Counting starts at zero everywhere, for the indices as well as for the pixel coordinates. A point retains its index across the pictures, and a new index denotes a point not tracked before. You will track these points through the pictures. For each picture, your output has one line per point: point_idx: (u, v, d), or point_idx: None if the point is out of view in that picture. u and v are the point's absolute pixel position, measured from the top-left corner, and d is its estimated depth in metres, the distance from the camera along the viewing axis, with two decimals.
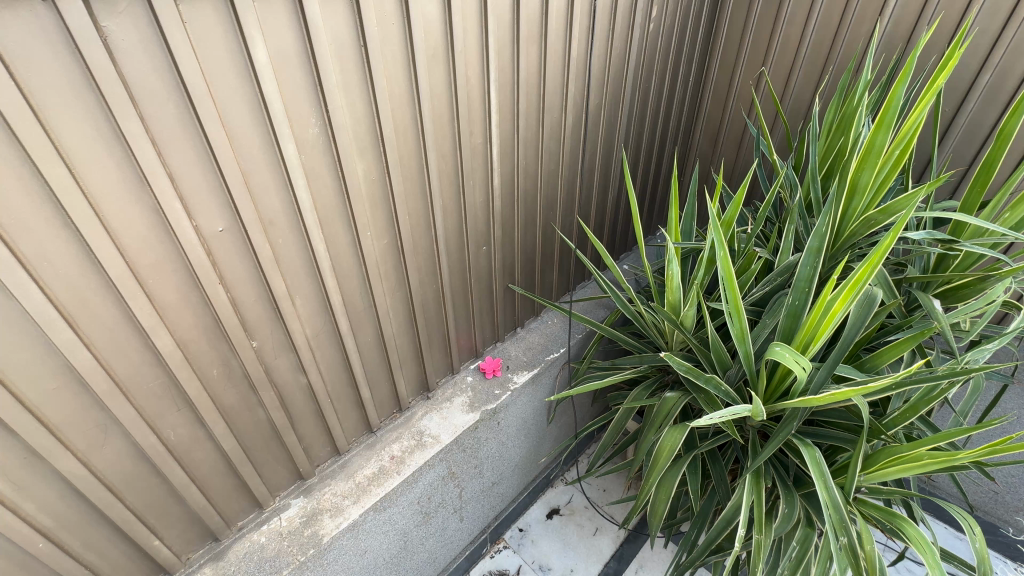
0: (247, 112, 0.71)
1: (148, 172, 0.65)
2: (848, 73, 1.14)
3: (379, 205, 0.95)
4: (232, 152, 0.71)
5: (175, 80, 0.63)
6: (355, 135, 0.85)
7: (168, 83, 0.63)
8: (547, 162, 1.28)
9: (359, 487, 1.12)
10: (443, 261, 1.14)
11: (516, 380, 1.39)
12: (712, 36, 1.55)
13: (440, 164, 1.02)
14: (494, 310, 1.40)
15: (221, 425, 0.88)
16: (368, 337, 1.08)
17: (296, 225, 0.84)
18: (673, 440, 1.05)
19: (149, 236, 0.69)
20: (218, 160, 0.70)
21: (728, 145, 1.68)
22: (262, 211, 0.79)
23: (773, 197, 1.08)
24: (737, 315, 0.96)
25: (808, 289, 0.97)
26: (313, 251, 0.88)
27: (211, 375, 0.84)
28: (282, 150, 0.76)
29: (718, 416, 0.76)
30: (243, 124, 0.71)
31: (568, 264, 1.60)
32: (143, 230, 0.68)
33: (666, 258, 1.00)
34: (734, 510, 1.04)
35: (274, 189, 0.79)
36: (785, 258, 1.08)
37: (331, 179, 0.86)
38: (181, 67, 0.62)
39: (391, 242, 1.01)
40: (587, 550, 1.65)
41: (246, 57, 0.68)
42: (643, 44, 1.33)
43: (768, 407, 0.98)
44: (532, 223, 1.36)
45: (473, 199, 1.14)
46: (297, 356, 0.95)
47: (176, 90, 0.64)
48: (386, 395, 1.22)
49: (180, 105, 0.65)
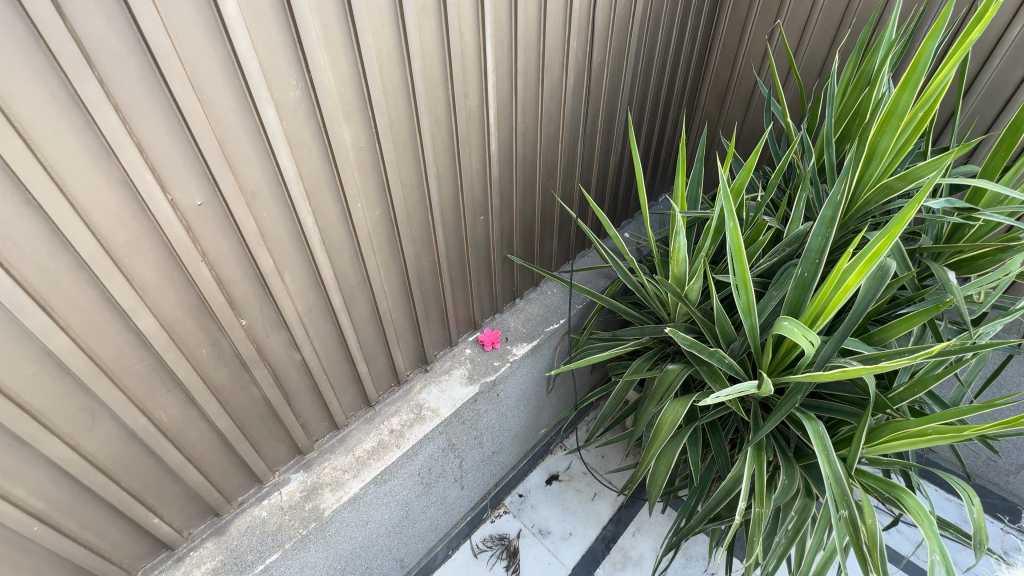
0: (220, 73, 0.65)
1: (114, 142, 0.60)
2: (870, 25, 1.06)
3: (369, 174, 0.90)
4: (205, 119, 0.66)
5: (135, 38, 0.57)
6: (341, 99, 0.79)
7: (128, 40, 0.56)
8: (547, 126, 1.21)
9: (359, 461, 1.12)
10: (439, 232, 1.10)
11: (516, 352, 1.37)
12: None
13: (434, 129, 0.96)
14: (493, 281, 1.37)
15: (214, 405, 0.86)
16: (363, 312, 1.05)
17: (281, 197, 0.79)
18: (675, 413, 1.04)
19: (121, 212, 0.64)
20: (191, 128, 0.64)
21: (737, 104, 1.59)
22: (244, 182, 0.74)
23: (786, 163, 1.03)
24: (744, 287, 0.93)
25: (818, 260, 0.93)
26: (301, 225, 0.83)
27: (200, 355, 0.81)
28: (262, 115, 0.70)
29: (725, 395, 0.74)
30: (216, 87, 0.65)
31: (568, 232, 1.55)
32: (113, 205, 0.63)
33: (673, 229, 0.95)
34: (734, 481, 1.05)
35: (255, 158, 0.73)
36: (795, 228, 1.04)
37: (317, 147, 0.80)
38: (140, 21, 0.56)
39: (385, 213, 0.97)
40: (585, 514, 1.69)
41: (215, 11, 0.61)
42: None
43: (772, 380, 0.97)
44: (531, 191, 1.31)
45: (470, 167, 1.08)
46: (290, 333, 0.92)
47: (138, 49, 0.57)
48: (383, 369, 1.19)
49: (143, 67, 0.59)
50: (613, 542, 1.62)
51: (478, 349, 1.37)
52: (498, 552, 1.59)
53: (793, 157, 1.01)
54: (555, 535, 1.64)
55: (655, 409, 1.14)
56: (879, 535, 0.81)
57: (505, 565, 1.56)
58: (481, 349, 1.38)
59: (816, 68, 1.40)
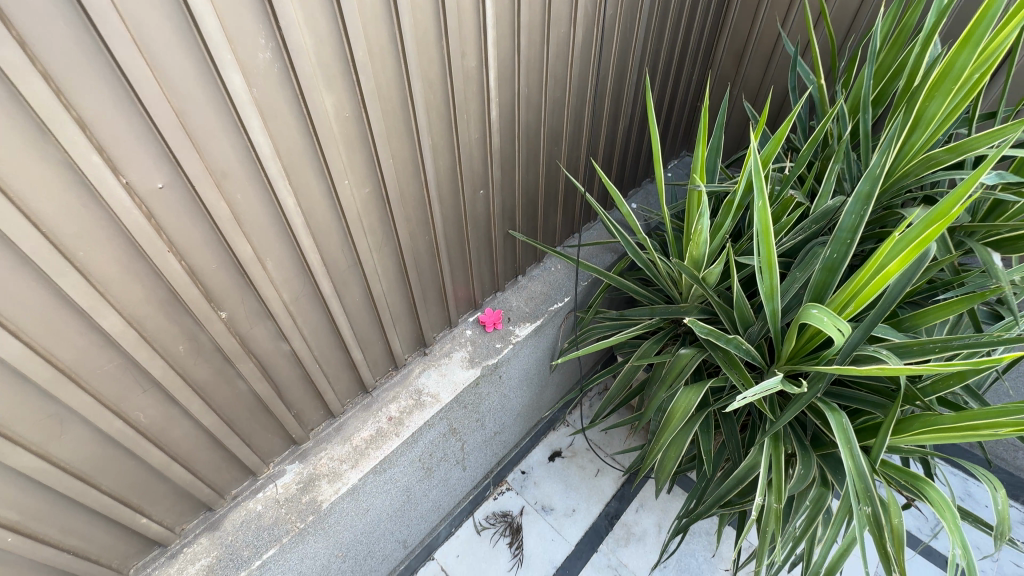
0: (171, 32, 0.55)
1: (49, 117, 0.50)
2: None
3: (356, 147, 0.80)
4: (158, 87, 0.56)
5: None
6: (319, 62, 0.69)
7: None
8: (552, 88, 1.10)
9: (356, 450, 1.07)
10: (436, 209, 1.01)
11: (519, 333, 1.31)
12: None
13: (428, 94, 0.86)
14: (494, 258, 1.29)
15: (197, 403, 0.80)
16: (356, 297, 0.98)
17: (257, 176, 0.70)
18: (688, 401, 1.00)
19: (67, 199, 0.55)
20: (142, 99, 0.55)
21: (755, 64, 1.50)
22: (211, 160, 0.65)
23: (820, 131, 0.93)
24: (769, 271, 0.86)
25: (850, 241, 0.86)
26: (281, 206, 0.75)
27: (177, 352, 0.74)
28: (227, 82, 0.61)
29: (752, 395, 0.68)
30: (169, 49, 0.55)
31: (573, 204, 1.46)
32: (57, 192, 0.54)
33: (696, 210, 0.86)
34: (748, 470, 1.01)
35: (222, 133, 0.64)
36: (824, 203, 0.96)
37: (295, 117, 0.70)
38: None
39: (375, 190, 0.88)
40: (589, 491, 1.67)
41: None
42: None
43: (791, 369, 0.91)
44: (535, 162, 1.21)
45: (468, 137, 0.98)
46: (277, 324, 0.85)
47: (66, 2, 0.47)
48: (380, 354, 1.13)
49: (74, 24, 0.49)
50: (616, 518, 1.61)
51: (479, 331, 1.31)
52: (501, 530, 1.58)
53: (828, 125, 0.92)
54: (558, 511, 1.63)
55: (666, 394, 1.09)
56: (905, 534, 0.77)
57: (508, 542, 1.56)
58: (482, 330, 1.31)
59: (848, 20, 1.27)
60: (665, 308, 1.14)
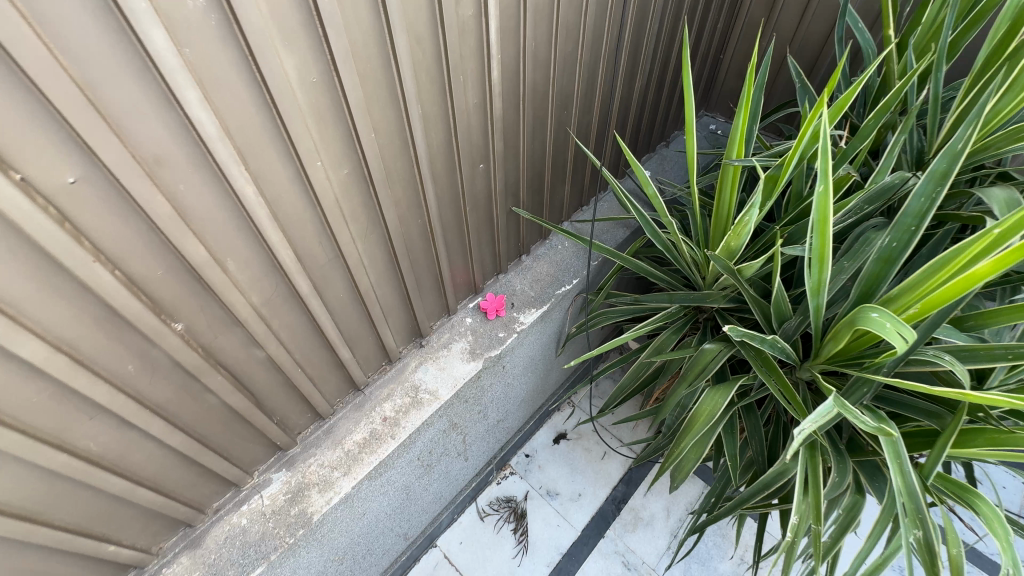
0: None
1: None
2: None
3: (329, 121, 0.66)
4: (47, 51, 0.42)
5: None
6: (273, 14, 0.54)
7: None
8: (563, 40, 0.94)
9: (349, 456, 0.98)
10: (429, 189, 0.87)
11: (524, 320, 1.20)
12: None
13: (415, 52, 0.70)
14: (496, 238, 1.16)
15: (159, 424, 0.70)
16: (340, 293, 0.85)
17: (203, 162, 0.56)
18: (714, 403, 0.90)
19: None
20: (26, 68, 0.41)
21: (790, 8, 1.32)
22: (137, 144, 0.51)
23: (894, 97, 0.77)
24: (820, 265, 0.73)
25: (914, 228, 0.74)
26: (239, 197, 0.61)
27: (125, 372, 0.63)
28: (147, 41, 0.46)
29: (809, 425, 0.58)
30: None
31: (583, 174, 1.31)
32: None
33: (746, 202, 0.72)
34: (776, 475, 0.93)
35: (150, 108, 0.50)
36: (880, 180, 0.83)
37: (247, 85, 0.56)
38: None
39: (355, 171, 0.73)
40: (595, 474, 1.62)
41: None
42: None
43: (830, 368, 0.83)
44: (542, 129, 1.06)
45: (465, 102, 0.83)
46: (247, 331, 0.73)
47: None
48: (371, 350, 1.02)
49: None
50: (623, 503, 1.56)
51: (480, 318, 1.20)
52: (505, 516, 1.53)
53: (902, 90, 0.77)
54: (564, 496, 1.58)
55: (687, 391, 0.99)
56: (961, 563, 0.70)
57: (513, 529, 1.51)
58: (484, 317, 1.20)
59: None
60: (685, 294, 1.04)
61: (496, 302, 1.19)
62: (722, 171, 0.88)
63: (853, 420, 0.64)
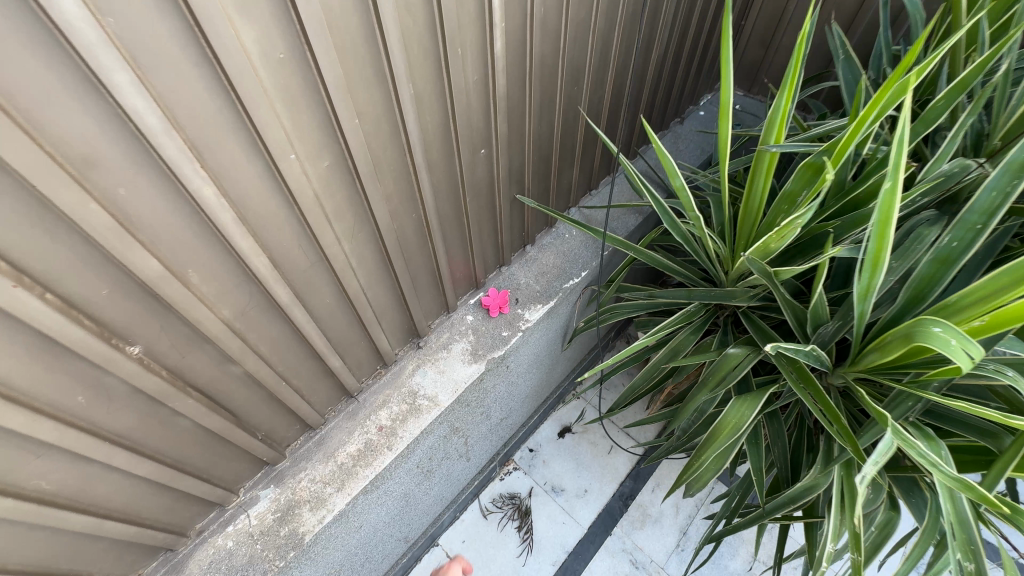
0: None
1: None
2: None
3: (304, 108, 0.55)
4: None
5: None
6: None
7: None
8: (575, 6, 0.82)
9: (342, 470, 0.91)
10: (424, 180, 0.77)
11: (529, 318, 1.11)
12: None
13: (405, 20, 0.60)
14: (499, 229, 1.06)
15: (122, 455, 0.61)
16: (326, 299, 0.76)
17: (148, 160, 0.46)
18: (740, 415, 0.82)
19: None
20: None
21: None
22: (58, 143, 0.41)
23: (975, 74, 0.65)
24: (873, 269, 0.64)
25: (980, 228, 0.65)
26: (197, 200, 0.51)
27: (75, 404, 0.54)
28: (52, 8, 0.35)
29: (873, 463, 0.52)
30: None
31: (592, 156, 1.21)
32: None
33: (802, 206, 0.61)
34: (803, 489, 0.86)
35: (69, 95, 0.40)
36: (938, 168, 0.73)
37: (199, 66, 0.45)
38: None
39: (337, 164, 0.63)
40: (601, 470, 1.57)
41: None
42: None
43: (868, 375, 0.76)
44: (551, 108, 0.95)
45: (465, 80, 0.72)
46: (220, 348, 0.65)
47: None
48: (365, 355, 0.94)
49: None
50: (630, 499, 1.52)
51: (482, 315, 1.11)
52: (509, 513, 1.49)
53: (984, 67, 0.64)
54: (569, 493, 1.53)
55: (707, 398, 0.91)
56: None
57: (517, 526, 1.47)
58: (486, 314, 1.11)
59: None
60: (706, 292, 0.97)
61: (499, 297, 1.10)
62: (757, 158, 0.78)
63: (918, 457, 0.58)
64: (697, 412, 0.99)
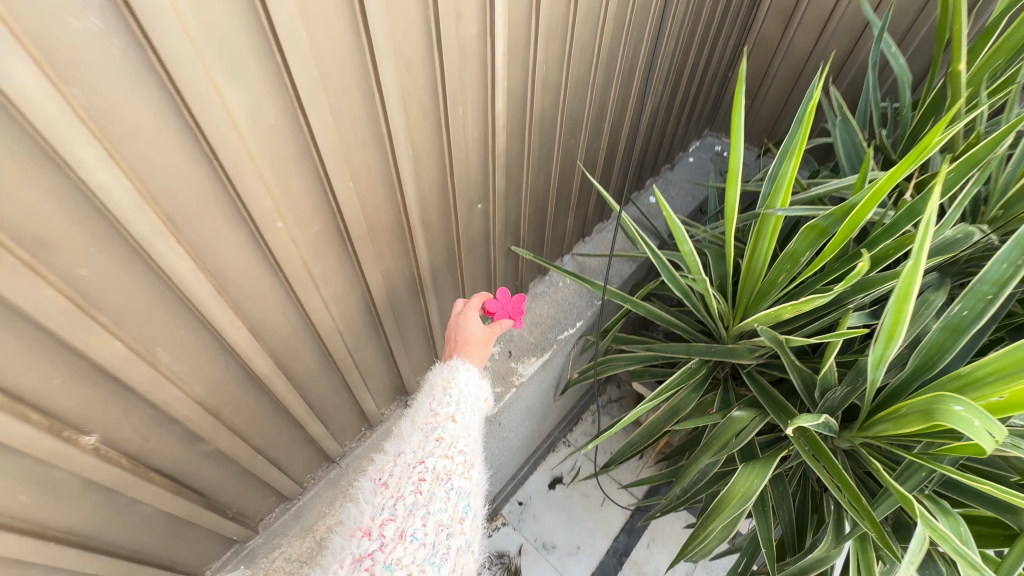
0: None
1: None
2: None
3: (294, 177, 0.51)
4: None
5: None
6: (212, 35, 0.38)
7: None
8: (575, 62, 0.83)
9: (321, 543, 0.81)
10: (419, 237, 0.73)
11: (522, 372, 1.06)
12: None
13: (405, 83, 0.56)
14: (493, 281, 1.01)
15: (74, 553, 0.54)
16: (309, 365, 0.71)
17: (117, 240, 0.41)
18: (749, 484, 0.78)
19: None
20: None
21: (808, 26, 1.29)
22: (5, 224, 0.35)
23: (978, 148, 0.63)
24: (889, 342, 0.61)
25: (990, 297, 0.64)
26: (174, 280, 0.47)
27: (17, 505, 0.47)
28: (26, 103, 0.32)
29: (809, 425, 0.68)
30: None
31: (586, 205, 1.19)
32: None
33: (821, 284, 0.59)
34: (816, 561, 0.81)
35: (34, 183, 0.35)
36: (941, 233, 0.72)
37: (183, 142, 0.41)
38: None
39: (327, 228, 0.59)
40: (594, 524, 1.50)
41: None
42: None
43: (871, 432, 0.75)
44: (548, 159, 0.93)
45: (464, 137, 0.70)
46: (189, 427, 0.59)
47: None
48: (349, 418, 0.87)
49: None
50: (624, 555, 1.45)
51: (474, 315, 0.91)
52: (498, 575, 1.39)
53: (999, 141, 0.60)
54: (561, 550, 1.45)
55: (709, 460, 0.87)
56: None
57: None
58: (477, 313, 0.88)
59: None
60: (706, 347, 0.93)
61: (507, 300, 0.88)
62: (762, 219, 0.77)
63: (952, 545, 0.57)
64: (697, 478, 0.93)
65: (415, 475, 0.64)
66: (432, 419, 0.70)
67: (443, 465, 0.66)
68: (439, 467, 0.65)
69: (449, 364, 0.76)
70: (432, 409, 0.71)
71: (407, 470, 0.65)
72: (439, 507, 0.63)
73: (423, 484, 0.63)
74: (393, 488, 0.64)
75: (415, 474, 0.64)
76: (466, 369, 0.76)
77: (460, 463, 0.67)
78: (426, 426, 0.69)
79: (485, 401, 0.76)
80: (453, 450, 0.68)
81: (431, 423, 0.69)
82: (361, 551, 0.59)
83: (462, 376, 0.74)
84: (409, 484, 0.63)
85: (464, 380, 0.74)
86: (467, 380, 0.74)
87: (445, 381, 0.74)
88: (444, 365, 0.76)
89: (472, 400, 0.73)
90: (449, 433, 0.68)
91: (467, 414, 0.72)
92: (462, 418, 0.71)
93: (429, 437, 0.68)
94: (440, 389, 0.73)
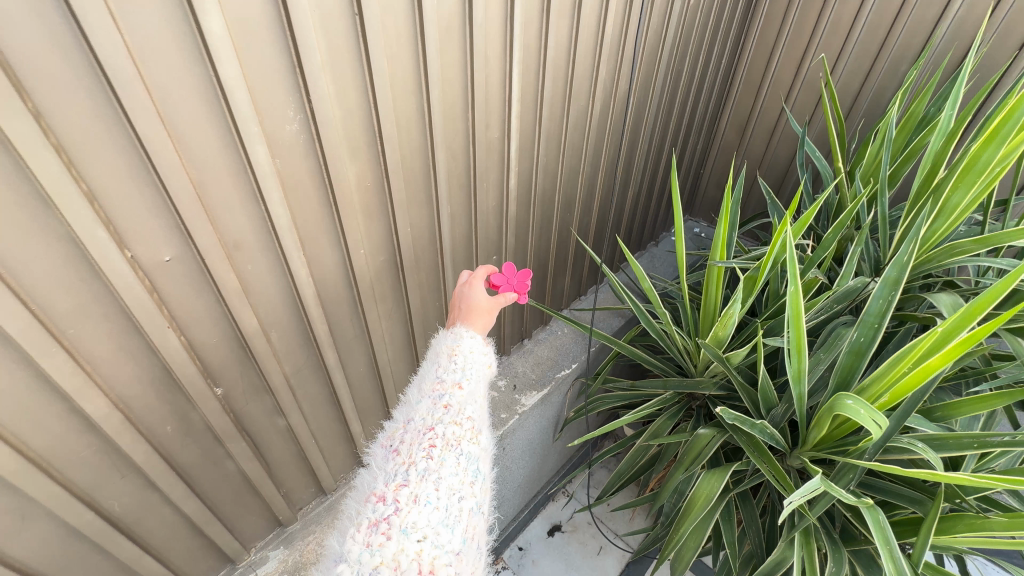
0: (204, 117, 0.52)
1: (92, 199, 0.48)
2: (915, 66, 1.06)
3: (374, 219, 0.77)
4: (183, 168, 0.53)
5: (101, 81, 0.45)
6: (346, 134, 0.66)
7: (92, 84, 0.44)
8: (570, 156, 1.13)
9: None
10: (449, 274, 0.98)
11: (524, 402, 1.25)
12: (745, 27, 1.47)
13: (450, 164, 0.85)
14: (503, 322, 1.24)
15: (180, 488, 0.72)
16: (359, 367, 0.92)
17: (269, 246, 0.66)
18: (708, 488, 0.94)
19: (89, 285, 0.52)
20: (168, 184, 0.52)
21: (757, 136, 1.63)
22: (222, 230, 0.60)
23: (847, 217, 0.88)
24: (798, 354, 0.81)
25: (877, 325, 0.83)
26: (294, 279, 0.71)
27: (163, 432, 0.67)
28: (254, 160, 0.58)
29: (734, 419, 0.85)
30: (197, 128, 0.53)
31: (580, 268, 1.45)
32: (73, 278, 0.51)
33: (733, 299, 0.83)
34: (774, 564, 0.93)
35: (240, 205, 0.60)
36: (845, 282, 0.94)
37: (318, 189, 0.67)
38: (108, 66, 0.44)
39: (388, 259, 0.84)
40: (591, 571, 1.56)
41: (211, 74, 0.51)
42: (677, 34, 1.22)
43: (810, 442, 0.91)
44: (550, 226, 1.21)
45: (486, 204, 0.97)
46: (274, 399, 0.79)
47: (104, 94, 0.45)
48: (380, 425, 1.05)
49: (102, 107, 0.46)
50: None
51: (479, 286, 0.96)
52: None
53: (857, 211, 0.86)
54: None
55: (683, 475, 1.02)
56: None
57: None
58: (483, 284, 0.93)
59: (856, 87, 1.40)
60: (679, 380, 1.10)
61: (511, 279, 0.96)
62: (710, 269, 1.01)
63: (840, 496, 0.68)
64: (675, 495, 1.07)
65: (426, 441, 0.74)
66: (439, 388, 0.79)
67: (452, 432, 0.75)
68: (448, 434, 0.75)
69: (454, 332, 0.86)
70: (438, 376, 0.80)
71: (419, 437, 0.74)
72: (449, 471, 0.72)
73: (434, 450, 0.73)
74: (406, 454, 0.73)
75: (426, 441, 0.74)
76: (471, 336, 0.85)
77: (468, 430, 0.77)
78: (433, 394, 0.79)
79: (488, 366, 0.86)
80: (460, 417, 0.77)
81: (439, 392, 0.78)
82: (379, 515, 0.68)
83: (466, 344, 0.83)
84: (421, 452, 0.73)
85: (468, 347, 0.83)
86: (471, 346, 0.83)
87: (450, 348, 0.83)
88: (449, 334, 0.86)
89: (477, 364, 0.83)
90: (455, 400, 0.78)
91: (471, 379, 0.81)
92: (468, 385, 0.80)
93: (438, 405, 0.77)
94: (446, 357, 0.82)
